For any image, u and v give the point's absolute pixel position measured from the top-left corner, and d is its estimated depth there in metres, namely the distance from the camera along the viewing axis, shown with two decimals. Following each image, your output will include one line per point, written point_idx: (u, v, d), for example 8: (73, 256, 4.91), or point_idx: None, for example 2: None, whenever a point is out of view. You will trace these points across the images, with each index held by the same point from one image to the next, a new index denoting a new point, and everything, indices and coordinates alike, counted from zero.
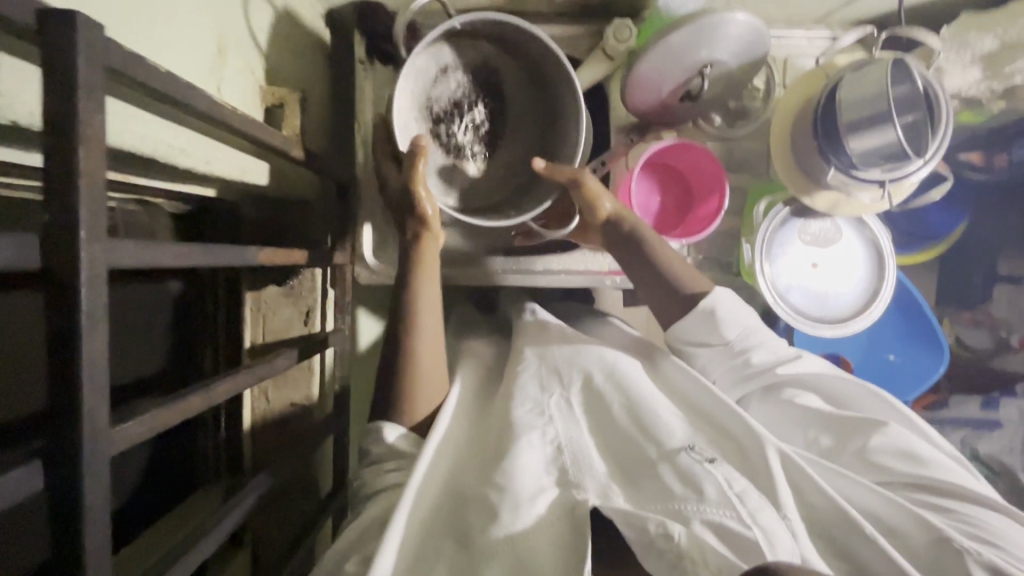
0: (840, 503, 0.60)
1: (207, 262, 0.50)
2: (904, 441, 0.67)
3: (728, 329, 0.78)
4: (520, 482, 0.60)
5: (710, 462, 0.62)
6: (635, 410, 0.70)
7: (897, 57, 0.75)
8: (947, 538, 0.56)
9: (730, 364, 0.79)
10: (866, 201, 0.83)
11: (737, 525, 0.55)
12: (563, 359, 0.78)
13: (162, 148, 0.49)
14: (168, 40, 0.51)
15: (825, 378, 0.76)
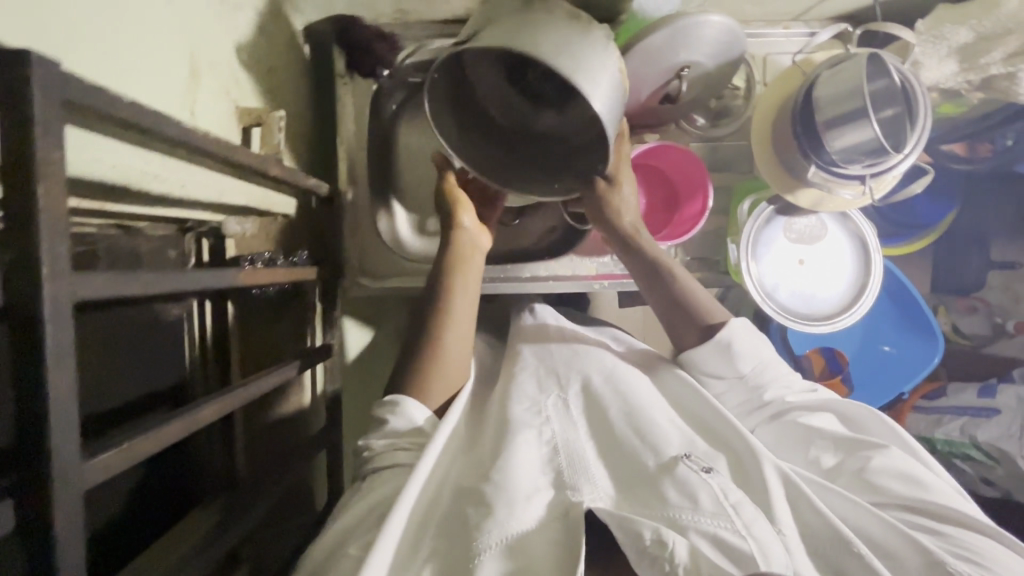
0: (832, 518, 0.59)
1: (178, 286, 0.50)
2: (904, 466, 0.66)
3: (745, 363, 0.76)
4: (517, 483, 0.60)
5: (706, 472, 0.62)
6: (636, 419, 0.70)
7: (874, 52, 0.74)
8: (939, 560, 0.55)
9: (744, 396, 0.77)
10: (847, 199, 0.83)
11: (732, 536, 0.54)
12: (562, 364, 0.79)
13: (132, 175, 0.50)
14: (136, 68, 0.51)
15: (831, 403, 0.75)
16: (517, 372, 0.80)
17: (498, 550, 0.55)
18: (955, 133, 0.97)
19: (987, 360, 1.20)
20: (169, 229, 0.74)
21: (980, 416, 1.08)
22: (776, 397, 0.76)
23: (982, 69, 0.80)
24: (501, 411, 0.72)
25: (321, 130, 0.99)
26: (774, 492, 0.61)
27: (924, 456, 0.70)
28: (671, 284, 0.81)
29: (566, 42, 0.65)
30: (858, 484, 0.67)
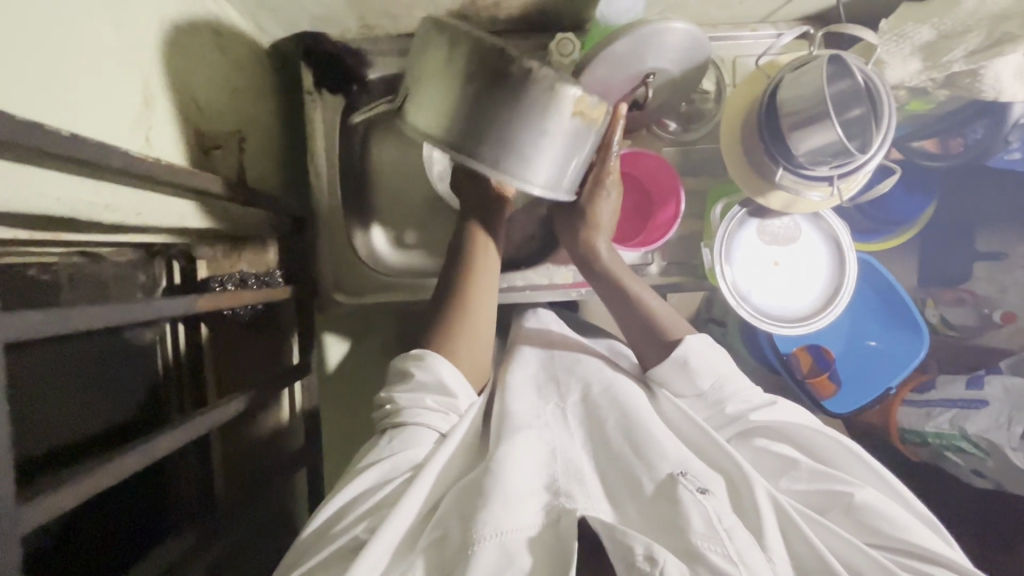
0: (825, 552, 0.56)
1: (131, 317, 0.50)
2: (885, 504, 0.63)
3: (702, 378, 0.76)
4: (512, 482, 0.59)
5: (701, 492, 0.58)
6: (633, 430, 0.68)
7: (835, 53, 0.74)
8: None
9: (708, 412, 0.77)
10: (816, 201, 0.83)
11: (724, 562, 0.51)
12: (564, 372, 0.80)
13: (80, 206, 0.50)
14: (80, 97, 0.51)
15: (791, 426, 0.72)
16: (523, 377, 0.80)
17: (491, 541, 0.54)
18: (926, 130, 0.98)
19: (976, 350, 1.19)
20: (136, 253, 0.73)
21: (969, 408, 1.07)
22: (738, 412, 0.74)
23: (945, 66, 0.80)
24: (500, 407, 0.73)
25: (293, 146, 0.99)
26: (766, 519, 0.59)
27: (906, 495, 0.67)
28: (628, 296, 0.84)
29: (506, 126, 0.65)
30: (846, 520, 0.63)
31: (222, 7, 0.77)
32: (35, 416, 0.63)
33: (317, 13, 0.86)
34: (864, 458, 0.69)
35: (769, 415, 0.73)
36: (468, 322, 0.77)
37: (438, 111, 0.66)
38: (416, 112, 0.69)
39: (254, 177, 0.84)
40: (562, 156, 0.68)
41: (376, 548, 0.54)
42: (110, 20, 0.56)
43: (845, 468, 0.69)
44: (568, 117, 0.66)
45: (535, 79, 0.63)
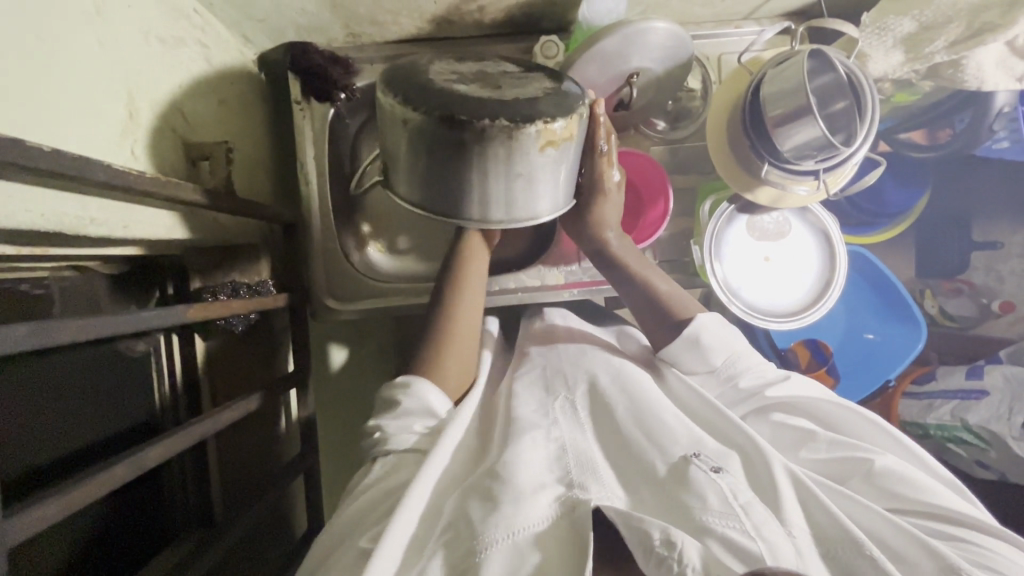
0: (846, 521, 0.56)
1: (121, 330, 0.51)
2: (906, 469, 0.64)
3: (714, 356, 0.76)
4: (522, 479, 0.59)
5: (715, 471, 0.59)
6: (643, 419, 0.68)
7: (817, 49, 0.74)
8: (955, 565, 0.52)
9: (721, 389, 0.77)
10: (802, 194, 0.84)
11: (741, 536, 0.52)
12: (568, 364, 0.78)
13: (65, 220, 0.51)
14: (64, 113, 0.52)
15: (811, 401, 0.73)
16: (529, 372, 0.79)
17: (506, 544, 0.54)
18: (913, 121, 0.98)
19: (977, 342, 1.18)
20: (126, 266, 0.73)
21: (969, 399, 1.07)
22: (753, 388, 0.75)
23: (927, 57, 0.80)
24: (506, 413, 0.71)
25: (283, 156, 0.99)
26: (783, 492, 0.59)
27: (922, 455, 0.68)
28: (636, 286, 0.83)
29: (477, 194, 0.70)
30: (866, 487, 0.64)
31: (207, 20, 0.78)
32: (25, 433, 0.62)
33: (303, 23, 0.87)
34: (884, 426, 0.70)
35: (785, 391, 0.74)
36: (455, 333, 0.77)
37: (412, 184, 0.72)
38: (397, 179, 0.75)
39: (243, 188, 0.85)
40: (542, 183, 0.71)
41: (385, 553, 0.53)
42: (95, 35, 0.56)
43: (862, 435, 0.71)
44: (534, 160, 0.67)
45: (490, 153, 0.65)
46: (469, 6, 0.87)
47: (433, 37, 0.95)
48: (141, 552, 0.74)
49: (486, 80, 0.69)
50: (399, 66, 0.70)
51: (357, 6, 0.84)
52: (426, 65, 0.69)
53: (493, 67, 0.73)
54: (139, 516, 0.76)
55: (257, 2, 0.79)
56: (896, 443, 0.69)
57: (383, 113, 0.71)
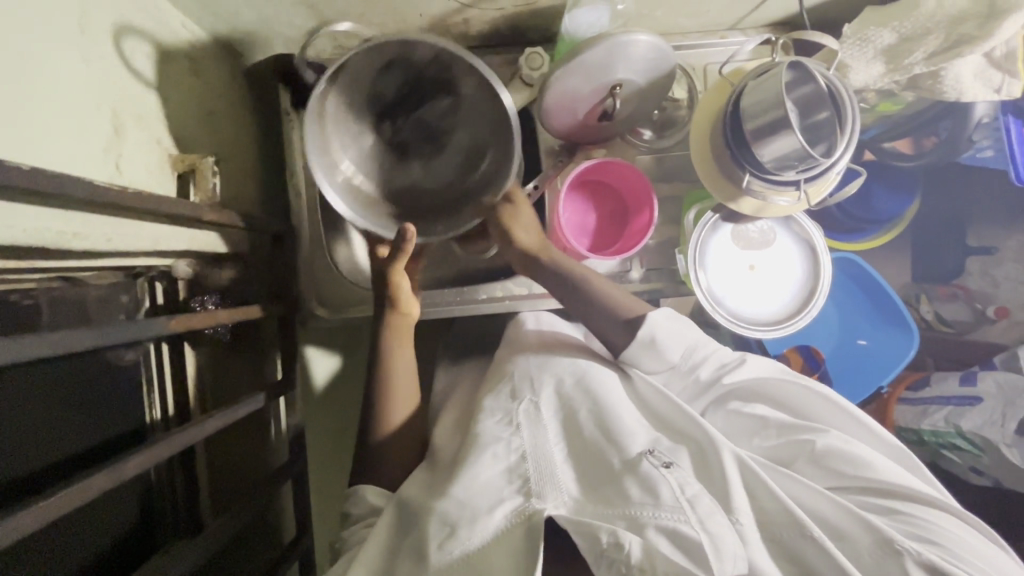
0: (790, 504, 0.59)
1: (105, 342, 0.52)
2: (848, 445, 0.68)
3: (672, 352, 0.77)
4: (477, 497, 0.61)
5: (666, 466, 0.61)
6: (603, 420, 0.69)
7: (796, 62, 0.75)
8: (890, 539, 0.56)
9: (684, 382, 0.79)
10: (784, 206, 0.84)
11: (689, 530, 0.54)
12: (535, 368, 0.78)
13: (49, 236, 0.52)
14: (49, 131, 0.53)
15: (766, 382, 0.76)
16: (496, 381, 0.80)
17: (462, 564, 0.57)
18: (899, 128, 0.98)
19: (972, 346, 1.17)
20: (117, 277, 0.74)
21: (964, 405, 1.06)
22: (713, 377, 0.77)
23: (907, 69, 0.80)
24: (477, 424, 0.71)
25: (273, 166, 1.01)
26: (733, 483, 0.61)
27: (872, 426, 0.72)
28: (596, 294, 0.81)
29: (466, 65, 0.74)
30: (811, 468, 0.68)
31: (196, 36, 0.80)
32: (13, 443, 0.63)
33: (291, 36, 0.89)
34: (835, 400, 0.73)
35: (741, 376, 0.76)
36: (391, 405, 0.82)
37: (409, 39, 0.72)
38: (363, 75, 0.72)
39: (230, 202, 0.86)
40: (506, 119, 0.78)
41: None
42: (79, 54, 0.58)
43: (816, 414, 0.74)
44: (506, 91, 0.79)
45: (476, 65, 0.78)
46: (454, 18, 0.88)
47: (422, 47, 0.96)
48: (131, 559, 0.75)
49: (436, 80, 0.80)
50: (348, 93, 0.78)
51: (343, 19, 0.85)
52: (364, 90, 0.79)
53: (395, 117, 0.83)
54: (131, 523, 0.77)
55: (243, 16, 0.80)
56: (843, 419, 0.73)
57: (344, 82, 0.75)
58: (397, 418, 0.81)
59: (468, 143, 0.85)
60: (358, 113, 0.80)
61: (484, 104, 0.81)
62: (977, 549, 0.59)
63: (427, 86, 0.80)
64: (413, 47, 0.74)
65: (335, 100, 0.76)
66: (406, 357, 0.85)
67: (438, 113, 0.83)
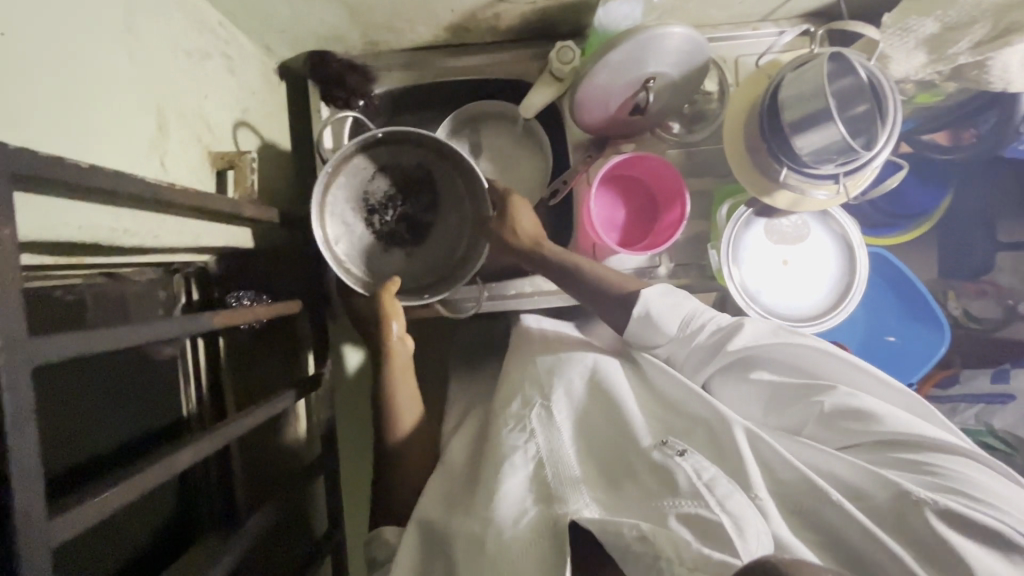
0: (808, 473, 0.57)
1: (158, 336, 0.53)
2: (856, 400, 0.65)
3: (671, 324, 0.75)
4: (507, 504, 0.60)
5: (681, 455, 0.60)
6: (620, 418, 0.68)
7: (837, 52, 0.74)
8: (906, 492, 0.55)
9: (686, 350, 0.75)
10: (822, 199, 0.82)
11: (706, 511, 0.52)
12: (544, 373, 0.76)
13: (100, 232, 0.53)
14: (97, 129, 0.54)
15: (768, 350, 0.71)
16: (509, 393, 0.77)
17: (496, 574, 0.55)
18: (934, 120, 0.97)
19: None
20: (154, 272, 0.75)
21: (996, 403, 1.13)
22: (713, 341, 0.74)
23: (950, 59, 0.80)
24: (498, 429, 0.71)
25: (302, 162, 1.01)
26: (745, 454, 0.59)
27: (881, 376, 0.68)
28: (593, 284, 0.83)
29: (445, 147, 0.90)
30: (822, 429, 0.66)
31: (232, 33, 0.81)
32: (58, 439, 0.64)
33: (321, 33, 0.89)
34: (839, 355, 0.69)
35: (746, 340, 0.72)
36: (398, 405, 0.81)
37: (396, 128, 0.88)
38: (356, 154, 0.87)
39: (265, 199, 0.87)
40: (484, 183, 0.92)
41: None
42: (126, 52, 0.59)
43: (823, 371, 0.70)
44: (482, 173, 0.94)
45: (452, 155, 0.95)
46: (485, 12, 0.88)
47: (451, 42, 0.96)
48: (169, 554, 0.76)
49: (423, 170, 0.96)
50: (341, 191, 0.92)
51: (375, 14, 0.85)
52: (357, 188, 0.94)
53: (379, 211, 0.96)
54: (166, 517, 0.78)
55: (276, 12, 0.80)
56: (850, 371, 0.68)
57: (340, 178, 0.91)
58: (405, 422, 0.81)
59: (450, 231, 0.98)
60: (355, 205, 0.94)
61: (463, 184, 0.97)
62: (1001, 490, 0.56)
63: (413, 184, 0.97)
64: (401, 154, 0.95)
65: (335, 195, 0.92)
66: (406, 381, 0.84)
67: (421, 209, 0.98)
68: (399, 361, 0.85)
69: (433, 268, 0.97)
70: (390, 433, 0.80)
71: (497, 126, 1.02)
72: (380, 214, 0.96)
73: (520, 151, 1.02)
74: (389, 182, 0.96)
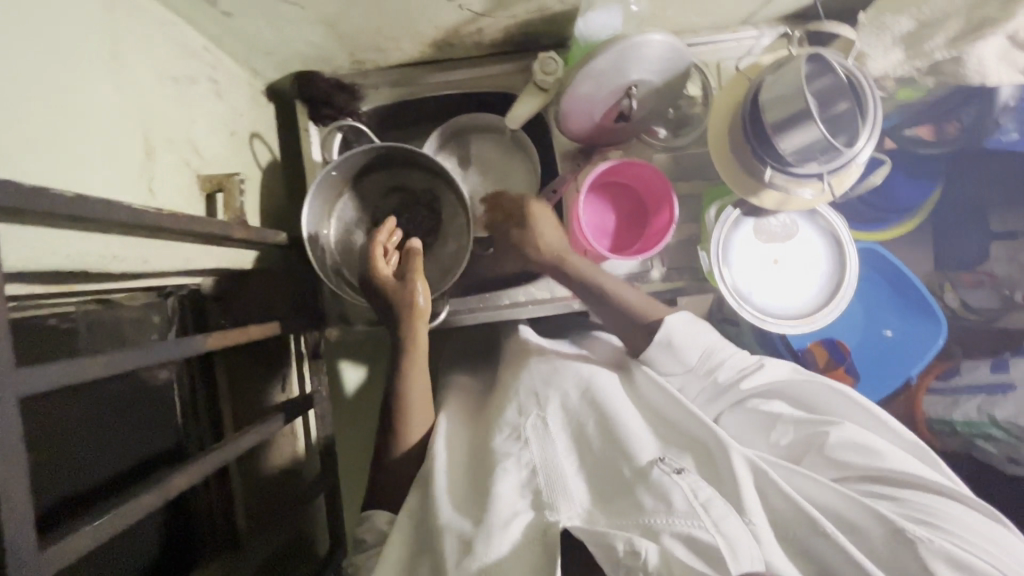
0: (803, 504, 0.57)
1: (149, 362, 0.53)
2: (861, 437, 0.65)
3: (688, 354, 0.76)
4: (504, 510, 0.59)
5: (678, 473, 0.59)
6: (614, 432, 0.67)
7: (815, 51, 0.75)
8: (902, 528, 0.56)
9: (701, 385, 0.76)
10: (808, 198, 0.84)
11: (704, 534, 0.51)
12: (541, 382, 0.76)
13: (88, 260, 0.53)
14: (84, 158, 0.55)
15: (789, 385, 0.73)
16: (504, 400, 0.77)
17: None
18: (917, 117, 1.00)
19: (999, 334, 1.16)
20: (149, 297, 0.75)
21: (995, 394, 1.03)
22: (731, 381, 0.74)
23: (928, 55, 0.81)
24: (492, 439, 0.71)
25: (293, 181, 1.02)
26: (744, 487, 0.59)
27: (887, 419, 0.69)
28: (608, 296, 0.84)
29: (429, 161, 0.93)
30: (820, 462, 0.66)
31: (217, 57, 0.82)
32: (50, 467, 0.64)
33: (308, 55, 0.90)
34: (846, 392, 0.70)
35: (758, 380, 0.73)
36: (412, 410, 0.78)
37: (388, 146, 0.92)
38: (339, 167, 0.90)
39: (256, 218, 0.88)
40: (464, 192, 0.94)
41: None
42: (112, 80, 0.60)
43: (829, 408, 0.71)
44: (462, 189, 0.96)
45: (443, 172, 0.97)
46: (468, 27, 0.89)
47: (435, 57, 0.98)
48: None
49: (429, 193, 1.00)
50: (347, 209, 0.97)
51: (359, 34, 0.87)
52: (360, 208, 0.98)
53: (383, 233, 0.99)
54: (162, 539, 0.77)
55: (262, 36, 0.82)
56: (858, 411, 0.70)
57: (340, 196, 0.96)
58: (414, 435, 0.77)
59: (447, 243, 0.99)
60: (362, 225, 0.98)
61: (456, 203, 0.99)
62: (992, 538, 0.58)
63: (417, 207, 1.00)
64: (410, 176, 0.99)
65: (347, 203, 0.97)
66: (420, 372, 0.80)
67: (424, 228, 1.00)
68: (421, 336, 0.81)
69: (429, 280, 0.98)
70: (394, 445, 0.77)
71: (486, 138, 1.04)
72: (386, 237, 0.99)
73: (512, 163, 1.03)
74: (397, 205, 1.00)
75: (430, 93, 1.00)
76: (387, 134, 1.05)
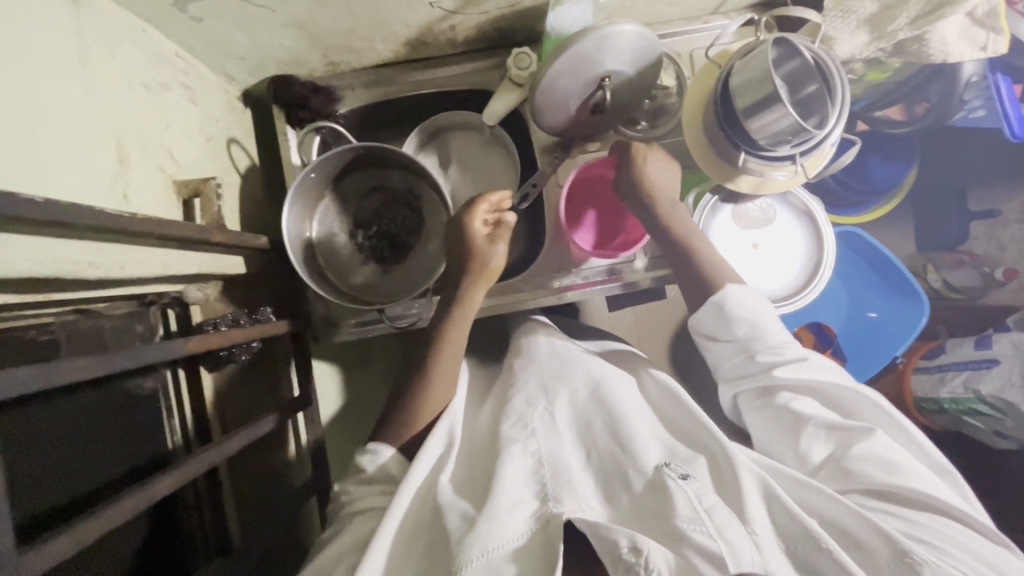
0: (803, 516, 0.57)
1: (125, 368, 0.52)
2: (887, 452, 0.65)
3: (737, 324, 0.78)
4: (498, 498, 0.59)
5: (683, 478, 0.60)
6: (620, 429, 0.68)
7: (781, 35, 0.76)
8: (904, 550, 0.54)
9: (737, 359, 0.78)
10: (781, 180, 0.85)
11: (706, 539, 0.51)
12: (550, 377, 0.78)
13: (62, 264, 0.53)
14: (53, 162, 0.54)
15: (826, 385, 0.71)
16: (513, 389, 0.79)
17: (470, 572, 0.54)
18: (885, 97, 1.00)
19: (982, 311, 1.17)
20: (130, 305, 0.75)
21: (979, 369, 1.03)
22: (767, 366, 0.74)
23: (891, 35, 0.82)
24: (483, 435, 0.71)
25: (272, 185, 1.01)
26: (747, 494, 0.59)
27: (915, 435, 0.68)
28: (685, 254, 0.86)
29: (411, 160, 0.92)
30: (836, 472, 0.66)
31: (190, 63, 0.82)
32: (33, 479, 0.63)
33: (282, 57, 0.90)
34: (879, 401, 0.69)
35: (792, 372, 0.72)
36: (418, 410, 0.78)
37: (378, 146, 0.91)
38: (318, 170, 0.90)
39: (235, 223, 0.88)
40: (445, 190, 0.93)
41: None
42: (81, 86, 0.60)
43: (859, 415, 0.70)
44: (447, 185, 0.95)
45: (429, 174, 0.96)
46: (440, 25, 0.90)
47: (410, 56, 0.98)
48: None
49: (409, 193, 1.00)
50: (326, 210, 0.97)
51: (331, 36, 0.87)
52: (336, 208, 0.98)
53: (363, 232, 0.99)
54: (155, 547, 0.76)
55: (234, 41, 0.82)
56: (892, 427, 0.69)
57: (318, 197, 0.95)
58: (403, 433, 0.77)
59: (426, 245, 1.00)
60: (342, 226, 0.98)
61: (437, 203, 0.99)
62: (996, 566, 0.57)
63: (396, 206, 1.00)
64: (388, 175, 0.99)
65: (328, 204, 0.97)
66: (457, 338, 0.82)
67: (404, 227, 1.00)
68: (474, 301, 0.83)
69: (409, 281, 0.98)
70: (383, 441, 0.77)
71: (465, 135, 1.04)
72: (366, 236, 1.00)
73: (493, 162, 1.04)
74: (378, 205, 1.00)
75: (406, 93, 1.00)
76: (366, 136, 1.05)
